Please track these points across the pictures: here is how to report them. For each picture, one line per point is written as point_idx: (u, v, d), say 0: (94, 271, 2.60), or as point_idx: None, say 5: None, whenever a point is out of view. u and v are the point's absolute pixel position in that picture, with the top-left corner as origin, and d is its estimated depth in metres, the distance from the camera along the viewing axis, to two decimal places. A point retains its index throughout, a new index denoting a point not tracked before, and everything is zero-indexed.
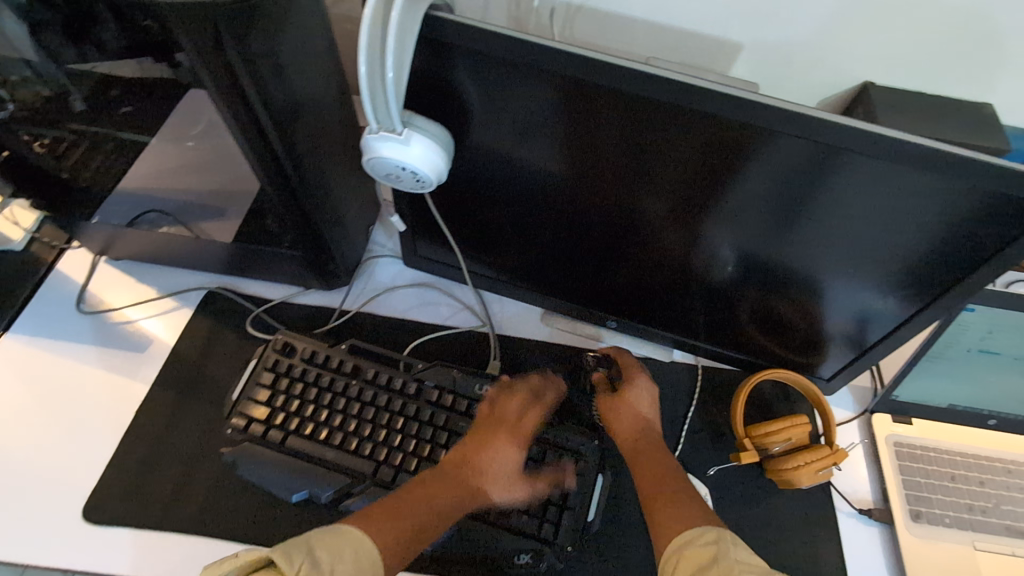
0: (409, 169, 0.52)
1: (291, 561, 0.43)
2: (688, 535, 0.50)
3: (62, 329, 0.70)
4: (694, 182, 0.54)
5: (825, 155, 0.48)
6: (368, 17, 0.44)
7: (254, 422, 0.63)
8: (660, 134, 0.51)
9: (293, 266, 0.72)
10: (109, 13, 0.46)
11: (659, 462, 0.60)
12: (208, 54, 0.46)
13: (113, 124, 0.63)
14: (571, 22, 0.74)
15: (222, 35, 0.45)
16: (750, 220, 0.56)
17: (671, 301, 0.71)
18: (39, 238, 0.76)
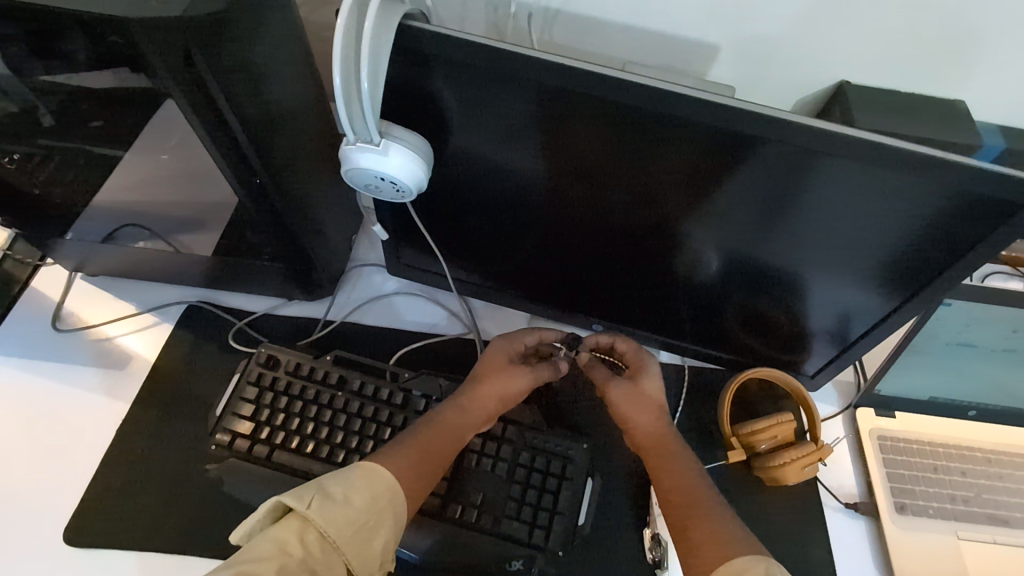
0: (388, 179, 0.52)
1: (302, 500, 0.47)
2: (738, 565, 0.49)
3: (37, 349, 0.68)
4: (673, 186, 0.54)
5: (800, 157, 0.48)
6: (340, 27, 0.44)
7: (239, 437, 0.62)
8: (639, 139, 0.51)
9: (275, 278, 0.71)
10: (72, 29, 0.45)
11: (678, 473, 0.59)
12: (179, 70, 0.45)
13: (84, 139, 0.61)
14: (550, 27, 0.74)
15: (192, 52, 0.44)
16: (732, 221, 0.56)
17: (656, 302, 0.71)
18: (13, 255, 0.73)
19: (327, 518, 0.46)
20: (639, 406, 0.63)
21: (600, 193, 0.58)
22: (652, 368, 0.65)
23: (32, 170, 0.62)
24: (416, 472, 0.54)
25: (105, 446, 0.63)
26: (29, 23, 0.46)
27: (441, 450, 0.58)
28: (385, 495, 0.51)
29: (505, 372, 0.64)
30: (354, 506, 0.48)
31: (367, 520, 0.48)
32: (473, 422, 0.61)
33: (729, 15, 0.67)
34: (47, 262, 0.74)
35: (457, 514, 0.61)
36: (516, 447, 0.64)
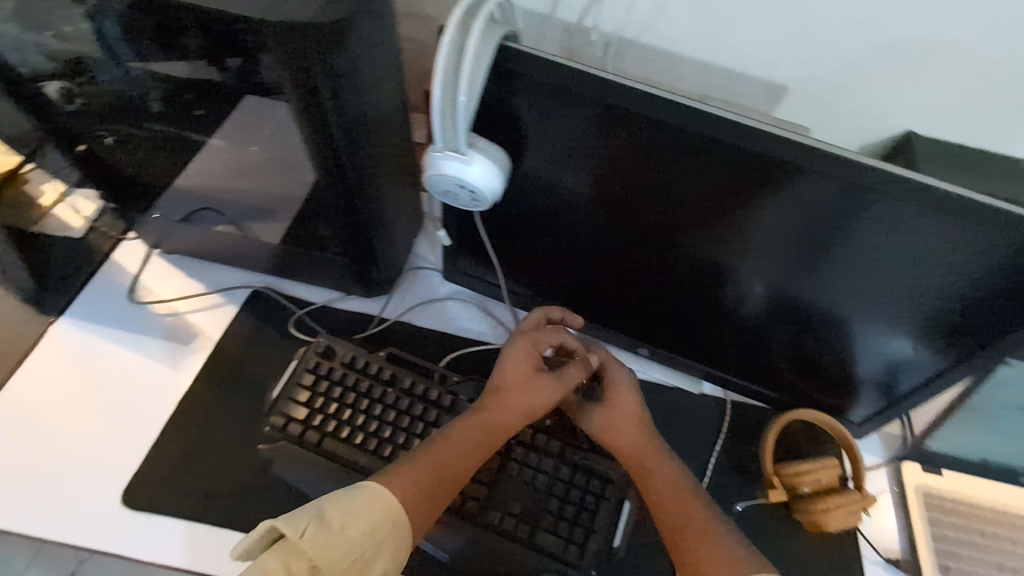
0: (468, 188, 0.54)
1: (295, 528, 0.47)
2: None
3: (110, 318, 0.72)
4: (724, 216, 0.56)
5: (852, 195, 0.49)
6: (447, 44, 0.47)
7: (292, 422, 0.64)
8: (698, 169, 0.52)
9: (338, 272, 0.74)
10: (197, 24, 0.49)
11: (670, 484, 0.58)
12: (298, 71, 0.49)
13: (181, 125, 0.65)
14: (621, 57, 0.76)
15: (312, 57, 0.48)
16: (774, 256, 0.57)
17: (705, 333, 0.71)
18: (97, 228, 0.78)
19: (316, 549, 0.46)
20: (617, 424, 0.62)
21: (659, 220, 0.59)
22: (623, 385, 0.64)
23: (124, 149, 0.68)
24: (425, 495, 0.54)
25: (167, 415, 0.66)
26: (160, 15, 0.49)
27: (455, 471, 0.57)
28: (385, 524, 0.50)
29: (529, 384, 0.62)
30: (349, 537, 0.48)
31: (363, 552, 0.48)
32: (492, 439, 0.60)
33: (802, 58, 0.68)
34: (129, 237, 0.78)
35: (496, 522, 0.61)
36: (557, 461, 0.65)
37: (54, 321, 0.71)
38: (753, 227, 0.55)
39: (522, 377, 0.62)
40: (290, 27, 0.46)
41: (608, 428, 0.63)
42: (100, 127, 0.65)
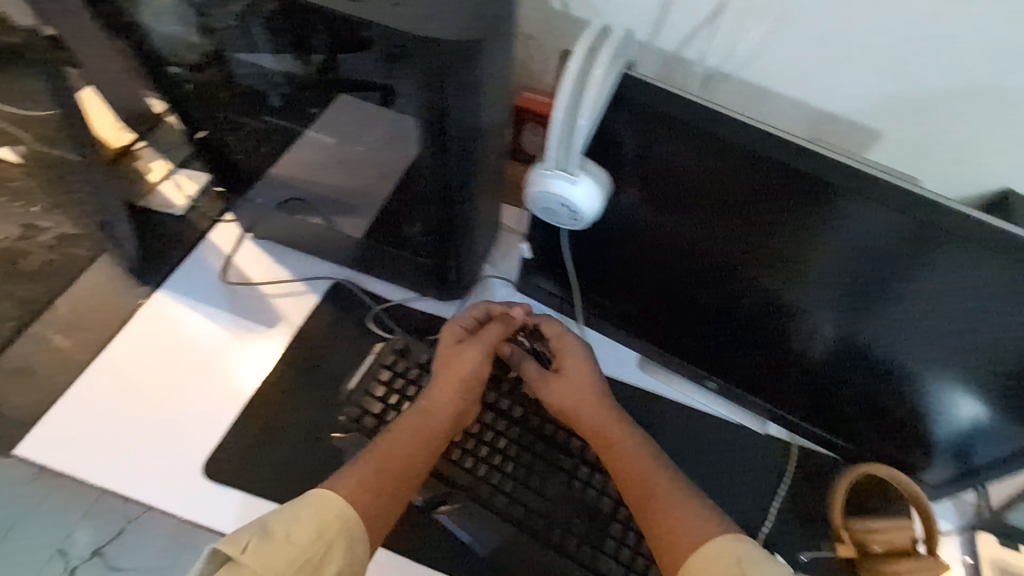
0: (570, 206, 0.54)
1: (237, 545, 0.50)
2: (710, 550, 0.53)
3: (202, 294, 0.75)
4: (797, 254, 0.57)
5: (920, 237, 0.50)
6: (574, 72, 0.47)
7: (367, 414, 0.66)
8: (777, 205, 0.54)
9: (418, 272, 0.77)
10: (337, 31, 0.51)
11: (626, 452, 0.62)
12: (430, 82, 0.51)
13: (295, 120, 0.67)
14: (715, 88, 0.74)
15: (448, 74, 0.50)
16: (830, 295, 0.58)
17: (764, 363, 0.70)
18: (197, 208, 0.83)
19: (262, 559, 0.50)
20: (568, 395, 0.66)
21: (737, 255, 0.60)
22: (572, 355, 0.68)
23: (230, 131, 0.71)
24: (375, 489, 0.57)
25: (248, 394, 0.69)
26: (296, 17, 0.51)
27: (401, 460, 0.60)
28: (336, 523, 0.54)
29: (454, 361, 0.66)
30: (295, 544, 0.52)
31: (311, 554, 0.52)
32: (442, 419, 0.63)
33: (911, 106, 0.66)
34: (224, 219, 0.82)
35: (557, 539, 0.63)
36: None
37: (154, 291, 0.74)
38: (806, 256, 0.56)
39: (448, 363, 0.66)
40: (432, 45, 0.48)
41: (568, 397, 0.66)
42: (223, 115, 0.69)
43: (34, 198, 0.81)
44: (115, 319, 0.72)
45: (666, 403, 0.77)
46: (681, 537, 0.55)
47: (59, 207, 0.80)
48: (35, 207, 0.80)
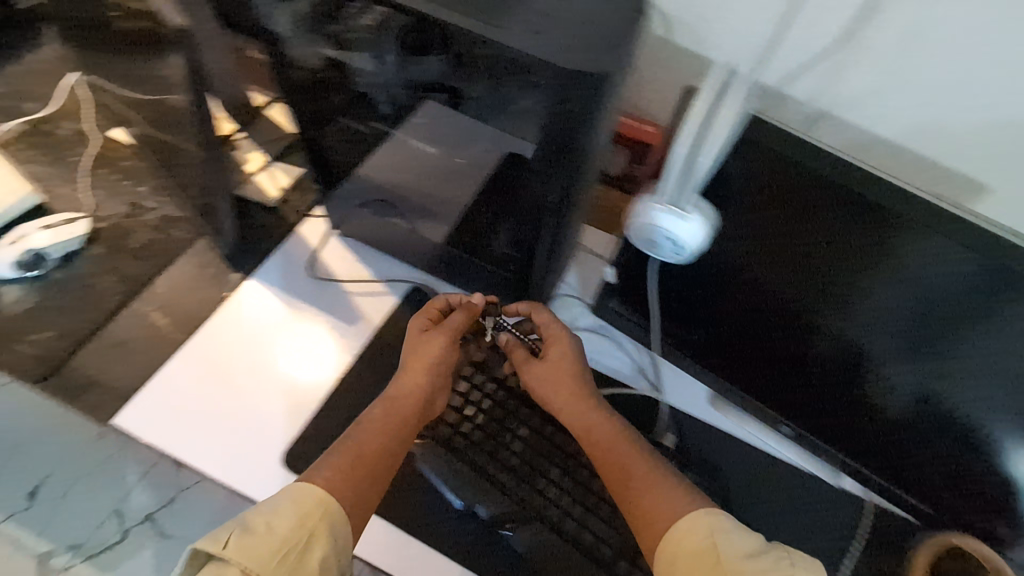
0: (674, 241, 0.53)
1: (217, 543, 0.50)
2: (681, 529, 0.54)
3: (292, 287, 0.78)
4: (872, 292, 0.58)
5: (999, 275, 0.50)
6: (700, 108, 0.48)
7: (442, 424, 0.70)
8: (860, 238, 0.56)
9: (496, 285, 0.79)
10: (462, 53, 0.51)
11: (605, 437, 0.64)
12: (561, 106, 0.50)
13: (400, 129, 0.68)
14: (815, 124, 0.69)
15: (577, 102, 0.49)
16: (896, 334, 0.58)
17: (835, 412, 0.68)
18: (288, 203, 0.86)
19: (246, 551, 0.49)
20: (553, 383, 0.67)
21: (816, 292, 0.61)
22: (556, 343, 0.68)
23: (331, 131, 0.72)
24: (350, 473, 0.58)
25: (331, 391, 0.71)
26: (424, 33, 0.52)
27: (375, 446, 0.61)
28: (314, 512, 0.54)
29: (421, 349, 0.67)
30: (278, 536, 0.51)
31: (295, 546, 0.51)
32: (410, 405, 0.65)
33: None
34: (314, 214, 0.85)
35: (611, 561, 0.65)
36: None
37: (247, 279, 0.77)
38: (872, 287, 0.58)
39: (417, 356, 0.67)
40: (588, 82, 0.47)
41: (544, 380, 0.68)
42: (333, 118, 0.70)
43: (141, 178, 0.85)
44: (210, 303, 0.75)
45: (739, 445, 0.73)
46: (654, 515, 0.56)
47: (164, 190, 0.84)
48: (142, 187, 0.84)
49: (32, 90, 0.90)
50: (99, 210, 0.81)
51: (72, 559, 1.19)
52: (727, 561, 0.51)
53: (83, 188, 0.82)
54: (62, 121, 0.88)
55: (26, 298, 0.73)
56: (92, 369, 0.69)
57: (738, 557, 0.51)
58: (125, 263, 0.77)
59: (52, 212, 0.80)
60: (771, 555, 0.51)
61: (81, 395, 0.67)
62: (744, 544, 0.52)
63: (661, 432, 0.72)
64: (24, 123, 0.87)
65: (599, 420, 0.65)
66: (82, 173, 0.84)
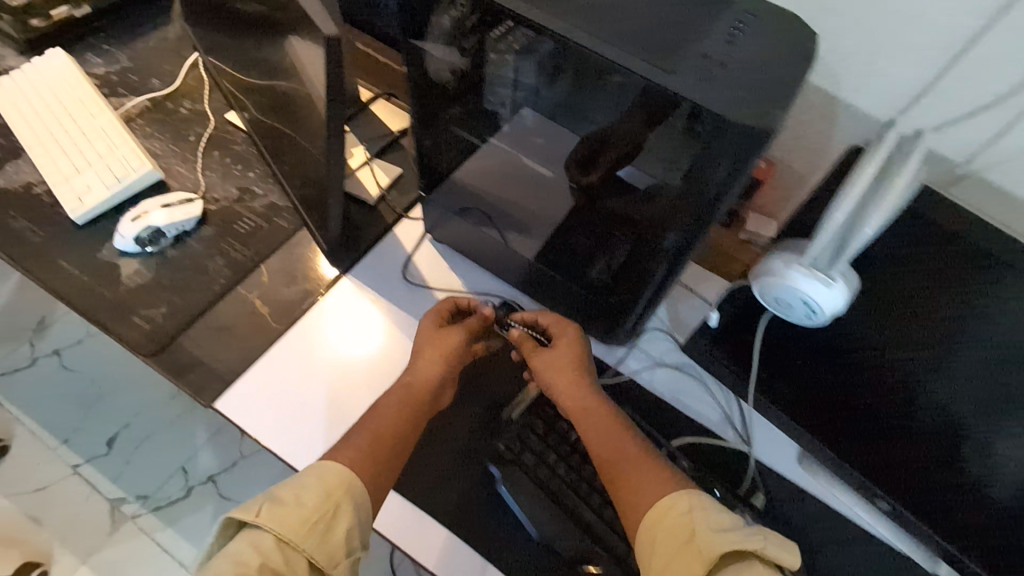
0: (811, 306, 0.50)
1: (251, 511, 0.53)
2: (664, 505, 0.55)
3: (388, 293, 0.79)
4: (960, 349, 0.61)
5: None
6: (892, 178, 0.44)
7: (527, 451, 0.68)
8: (965, 293, 0.62)
9: (590, 312, 0.75)
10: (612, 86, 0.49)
11: (605, 429, 0.63)
12: (705, 155, 0.45)
13: (517, 146, 0.69)
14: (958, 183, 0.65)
15: (730, 156, 0.43)
16: (980, 394, 0.59)
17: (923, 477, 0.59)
18: (386, 200, 0.87)
19: (278, 517, 0.52)
20: (557, 372, 0.67)
21: (914, 347, 0.63)
22: (562, 336, 0.69)
23: (445, 139, 0.72)
24: (373, 449, 0.59)
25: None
26: (568, 61, 0.50)
27: (392, 428, 0.62)
28: (337, 486, 0.55)
29: (438, 340, 0.68)
30: (303, 507, 0.53)
31: (320, 515, 0.53)
32: (422, 389, 0.65)
33: None
34: (410, 216, 0.86)
35: None
36: None
37: (342, 277, 0.79)
38: (987, 331, 0.61)
39: (430, 345, 0.68)
40: (762, 139, 0.41)
41: (552, 371, 0.67)
42: (452, 129, 0.71)
43: (250, 163, 0.87)
44: (308, 296, 0.77)
45: (830, 512, 0.69)
46: (643, 500, 0.57)
47: (271, 177, 0.86)
48: (251, 172, 0.87)
49: (157, 67, 0.94)
50: (211, 192, 0.84)
51: (141, 509, 1.25)
52: (700, 532, 0.52)
53: (198, 168, 0.86)
54: (182, 100, 0.92)
55: (141, 272, 0.76)
56: (198, 349, 0.72)
57: (708, 530, 0.51)
58: (232, 247, 0.80)
59: (169, 189, 0.83)
60: (745, 531, 0.51)
61: (185, 372, 0.70)
62: (721, 520, 0.52)
63: (755, 490, 0.68)
64: (149, 99, 0.91)
65: (598, 412, 0.64)
66: (198, 153, 0.87)
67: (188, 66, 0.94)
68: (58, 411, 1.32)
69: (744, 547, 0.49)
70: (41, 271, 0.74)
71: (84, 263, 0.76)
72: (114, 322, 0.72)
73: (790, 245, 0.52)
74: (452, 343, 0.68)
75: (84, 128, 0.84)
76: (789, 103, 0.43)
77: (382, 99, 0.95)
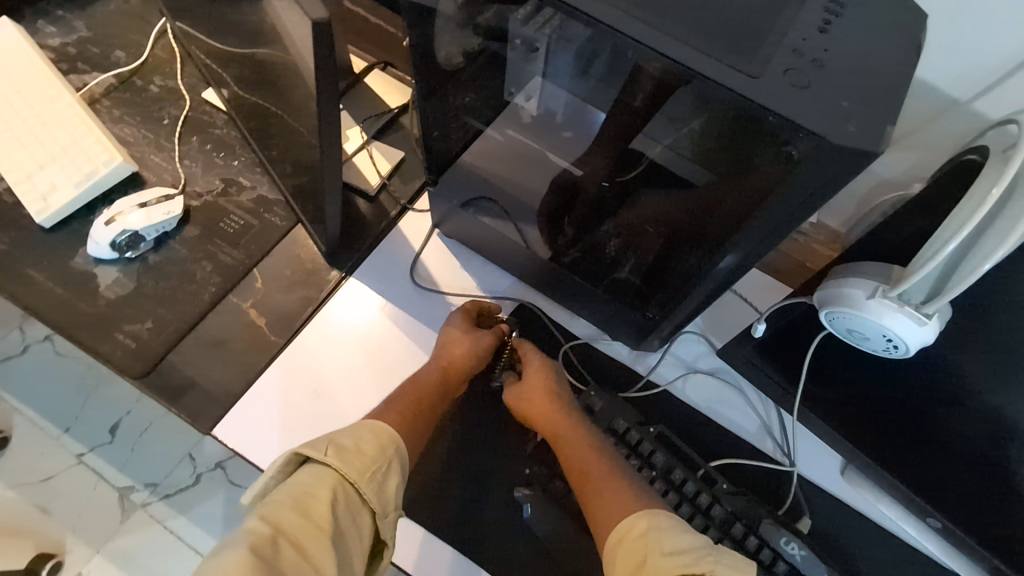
0: (894, 341, 0.46)
1: (317, 449, 0.49)
2: (623, 527, 0.51)
3: (394, 294, 0.71)
4: None
5: None
6: None
7: (557, 479, 0.63)
8: None
9: (617, 322, 0.67)
10: (665, 81, 0.40)
11: (575, 450, 0.59)
12: (782, 164, 0.37)
13: (540, 140, 0.61)
14: None
15: (814, 178, 0.36)
16: None
17: (982, 495, 0.54)
18: (388, 190, 0.79)
19: (343, 460, 0.49)
20: (530, 400, 0.63)
21: None
22: (532, 359, 0.65)
23: (454, 129, 0.63)
24: (401, 422, 0.57)
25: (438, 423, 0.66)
26: (605, 48, 0.42)
27: (429, 403, 0.61)
28: (391, 443, 0.53)
29: (468, 338, 0.65)
30: (365, 453, 0.51)
31: (380, 464, 0.51)
32: (461, 369, 0.63)
33: None
34: (415, 208, 0.77)
35: None
36: None
37: (345, 280, 0.71)
38: None
39: (458, 338, 0.64)
40: (860, 161, 0.33)
41: (525, 404, 0.63)
42: (463, 118, 0.62)
43: (234, 149, 0.78)
44: (307, 302, 0.70)
45: (873, 526, 0.65)
46: (613, 514, 0.53)
47: (258, 165, 0.78)
48: (236, 160, 0.78)
49: (121, 36, 0.83)
50: (192, 185, 0.75)
51: (151, 496, 1.09)
52: (652, 557, 0.47)
53: (175, 157, 0.77)
54: (152, 76, 0.81)
55: (121, 281, 0.69)
56: (190, 368, 0.66)
57: (658, 555, 0.47)
58: (219, 249, 0.72)
59: (145, 183, 0.75)
60: (698, 552, 0.47)
61: (178, 394, 0.65)
62: (678, 543, 0.48)
63: (801, 517, 0.64)
64: (114, 75, 0.80)
65: (574, 433, 0.60)
66: (174, 139, 0.78)
67: (156, 34, 0.83)
68: (50, 397, 1.13)
69: (692, 569, 0.45)
70: (10, 284, 0.68)
71: (57, 273, 0.69)
72: (96, 340, 0.66)
73: (863, 265, 0.46)
74: (481, 342, 0.65)
75: (43, 114, 0.74)
76: (892, 111, 0.35)
77: (378, 70, 0.84)
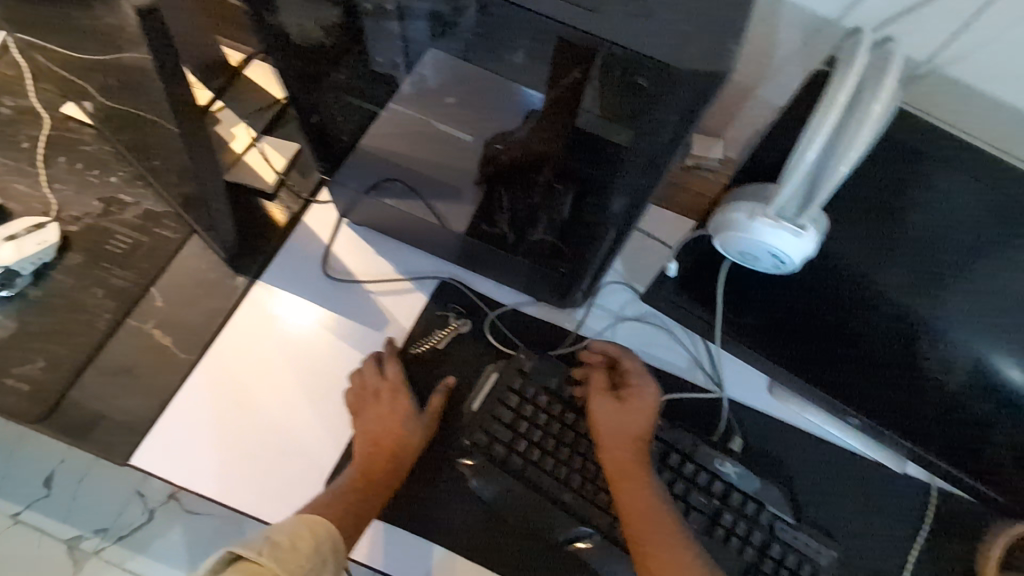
0: (779, 255, 0.47)
1: (253, 548, 0.47)
2: None
3: (307, 291, 0.68)
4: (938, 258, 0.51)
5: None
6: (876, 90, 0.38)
7: (497, 443, 0.62)
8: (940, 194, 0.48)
9: (536, 279, 0.67)
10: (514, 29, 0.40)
11: (643, 498, 0.57)
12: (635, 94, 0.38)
13: (427, 110, 0.58)
14: None
15: (666, 107, 0.37)
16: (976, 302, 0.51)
17: (883, 381, 0.58)
18: (287, 185, 0.75)
19: (281, 564, 0.47)
20: (622, 425, 0.60)
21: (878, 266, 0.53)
22: (645, 392, 0.62)
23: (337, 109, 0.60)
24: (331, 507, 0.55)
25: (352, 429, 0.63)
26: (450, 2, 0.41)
27: (351, 481, 0.58)
28: (329, 540, 0.52)
29: (384, 409, 0.61)
30: (302, 552, 0.49)
31: (318, 562, 0.50)
32: (388, 437, 0.60)
33: None
34: (318, 200, 0.74)
35: None
36: (750, 524, 0.61)
37: (253, 284, 0.68)
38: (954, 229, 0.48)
39: (384, 407, 0.61)
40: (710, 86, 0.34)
41: (613, 426, 0.61)
42: (343, 97, 0.59)
43: (109, 165, 0.73)
44: (215, 315, 0.66)
45: (800, 433, 0.68)
46: None
47: (139, 178, 0.73)
48: (113, 176, 0.73)
49: None
50: (67, 210, 0.70)
51: (103, 542, 1.04)
52: None
53: (42, 182, 0.71)
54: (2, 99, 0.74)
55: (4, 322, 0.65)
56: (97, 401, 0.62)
57: None
58: (110, 273, 0.68)
59: (12, 215, 0.69)
60: None
61: (88, 431, 0.61)
62: None
63: (734, 439, 0.67)
64: None
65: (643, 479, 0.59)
66: (37, 163, 0.72)
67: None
68: None
69: None
70: None
71: None
72: None
73: (744, 190, 0.48)
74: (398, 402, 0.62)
75: None
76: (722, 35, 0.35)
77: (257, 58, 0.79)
